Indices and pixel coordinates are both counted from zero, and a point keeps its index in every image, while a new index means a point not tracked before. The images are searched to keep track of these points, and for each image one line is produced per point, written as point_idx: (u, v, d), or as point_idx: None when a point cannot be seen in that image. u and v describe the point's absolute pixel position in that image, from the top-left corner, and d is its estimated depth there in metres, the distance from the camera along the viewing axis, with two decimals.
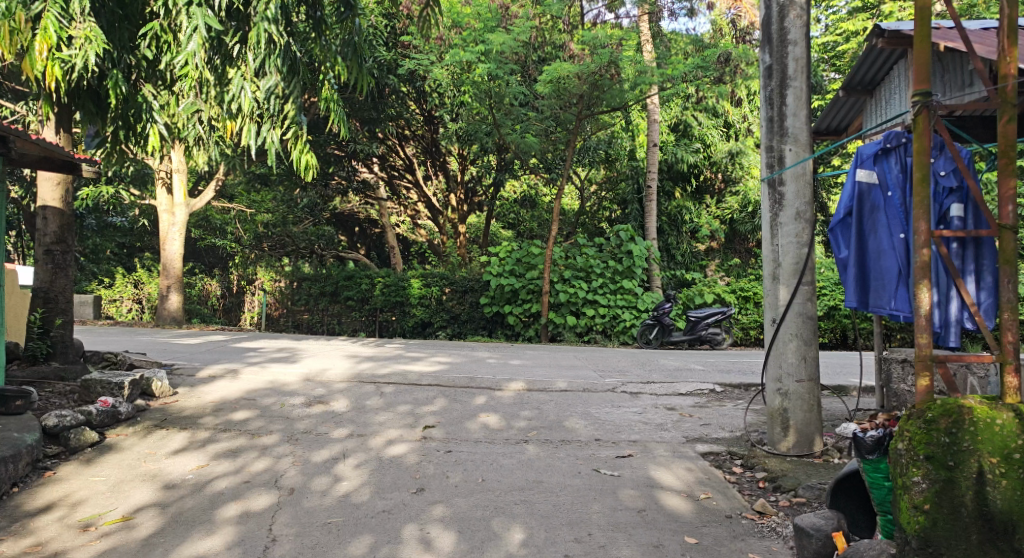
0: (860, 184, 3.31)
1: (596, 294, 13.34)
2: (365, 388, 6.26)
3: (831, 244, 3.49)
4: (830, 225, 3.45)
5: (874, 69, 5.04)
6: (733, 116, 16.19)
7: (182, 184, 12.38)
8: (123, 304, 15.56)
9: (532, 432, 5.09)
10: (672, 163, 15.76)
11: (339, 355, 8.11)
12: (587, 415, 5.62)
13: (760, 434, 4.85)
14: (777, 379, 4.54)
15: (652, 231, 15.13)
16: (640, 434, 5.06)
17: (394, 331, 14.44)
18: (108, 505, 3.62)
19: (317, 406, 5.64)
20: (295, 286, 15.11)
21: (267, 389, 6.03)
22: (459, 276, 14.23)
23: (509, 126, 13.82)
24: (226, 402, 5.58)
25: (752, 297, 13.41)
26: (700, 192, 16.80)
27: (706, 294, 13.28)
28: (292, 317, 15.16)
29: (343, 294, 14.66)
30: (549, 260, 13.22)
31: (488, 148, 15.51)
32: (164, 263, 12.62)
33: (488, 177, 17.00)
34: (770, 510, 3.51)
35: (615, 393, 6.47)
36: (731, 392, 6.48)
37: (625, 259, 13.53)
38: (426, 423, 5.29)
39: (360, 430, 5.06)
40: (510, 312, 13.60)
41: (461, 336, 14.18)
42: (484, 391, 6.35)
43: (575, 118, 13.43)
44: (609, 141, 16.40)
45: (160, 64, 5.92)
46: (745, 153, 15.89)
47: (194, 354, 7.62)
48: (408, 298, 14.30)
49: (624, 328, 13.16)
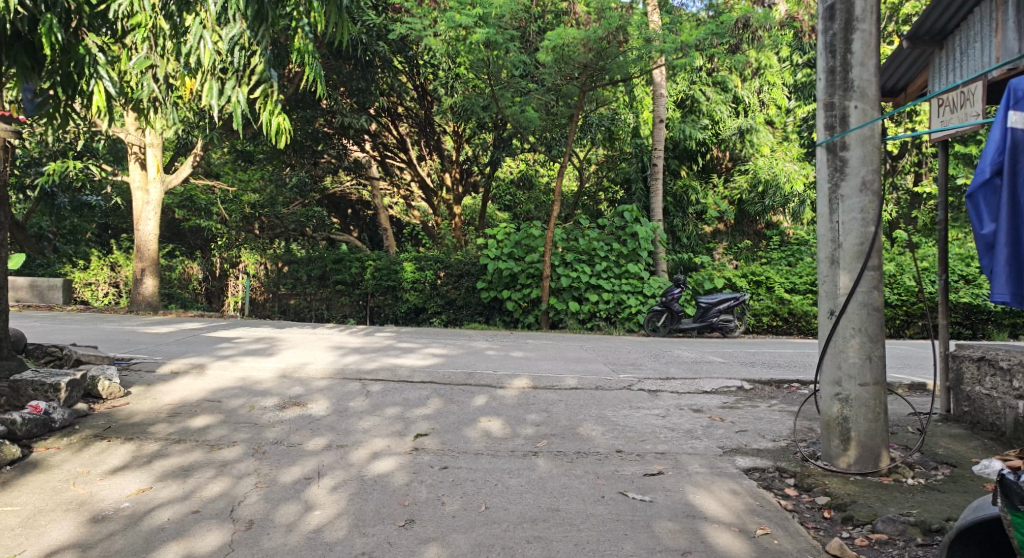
0: (1017, 132, 2.85)
1: (600, 279, 12.63)
2: (349, 387, 5.51)
3: (971, 217, 3.04)
4: (970, 191, 3.01)
5: (948, 16, 4.26)
6: (742, 91, 15.28)
7: (155, 158, 11.48)
8: (98, 288, 14.66)
9: (541, 442, 4.36)
10: (679, 140, 14.92)
11: (323, 347, 7.36)
12: (603, 419, 4.89)
13: (810, 445, 4.11)
14: (835, 382, 3.78)
15: (658, 212, 14.39)
16: (668, 444, 4.34)
17: (386, 317, 13.68)
18: (13, 547, 2.86)
19: (292, 409, 4.89)
20: (281, 269, 14.24)
21: (236, 389, 5.27)
22: (454, 260, 13.49)
23: (507, 99, 12.99)
24: (185, 405, 4.82)
25: (764, 281, 12.55)
26: (706, 171, 16.09)
27: (716, 278, 12.49)
28: (280, 302, 14.31)
29: (331, 279, 13.87)
30: (550, 241, 12.47)
31: (485, 123, 14.65)
32: (138, 244, 11.76)
33: (485, 156, 16.14)
34: (849, 554, 2.78)
35: (632, 392, 5.75)
36: (762, 391, 5.76)
37: (629, 241, 12.81)
38: (417, 431, 4.55)
39: (340, 440, 4.32)
40: (509, 297, 12.88)
41: (457, 323, 13.46)
42: (484, 390, 5.61)
43: (578, 90, 12.62)
44: (613, 117, 15.44)
45: (107, 9, 5.09)
46: (755, 130, 15.00)
47: (159, 346, 6.83)
48: (400, 283, 13.51)
49: (629, 314, 12.50)
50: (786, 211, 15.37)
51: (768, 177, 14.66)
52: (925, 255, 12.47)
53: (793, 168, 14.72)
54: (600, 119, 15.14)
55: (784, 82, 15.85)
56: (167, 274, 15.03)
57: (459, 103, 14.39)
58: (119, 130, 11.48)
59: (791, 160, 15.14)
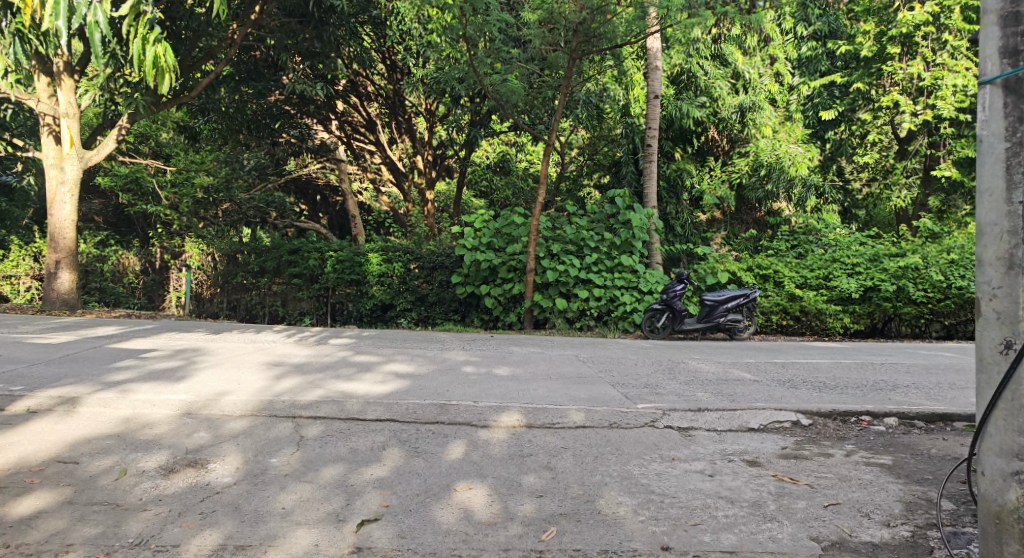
0: None
1: (591, 273, 11.26)
2: (276, 430, 4.01)
3: None
4: None
5: None
6: (743, 65, 13.86)
7: (69, 130, 9.39)
8: (20, 282, 12.74)
9: (548, 533, 2.91)
10: (675, 119, 13.54)
11: (257, 362, 5.83)
12: (631, 484, 3.48)
13: (956, 543, 2.75)
14: (1015, 453, 2.41)
15: (652, 198, 13.05)
16: (738, 531, 2.94)
17: (348, 315, 12.14)
18: None
19: (184, 473, 3.34)
20: (230, 261, 12.48)
21: (110, 437, 3.70)
22: (426, 251, 11.99)
23: (487, 64, 11.34)
24: (21, 471, 3.23)
25: (772, 276, 11.30)
26: (701, 154, 14.81)
27: (720, 272, 11.17)
28: (228, 297, 12.52)
29: (286, 272, 12.16)
30: (535, 231, 11.03)
31: (462, 96, 13.02)
32: (51, 231, 9.66)
33: (461, 135, 14.49)
34: None
35: (658, 432, 4.38)
36: (825, 429, 4.46)
37: (622, 230, 11.41)
38: (363, 513, 3.06)
39: (240, 536, 2.77)
40: (488, 293, 11.46)
41: (429, 321, 12.01)
42: (462, 434, 4.18)
43: (566, 58, 11.12)
44: (602, 93, 13.81)
45: None
46: (758, 107, 13.72)
47: (33, 365, 5.18)
48: (365, 277, 11.93)
49: (623, 313, 11.16)
50: (790, 197, 14.07)
51: (771, 159, 13.48)
52: (950, 247, 11.45)
53: (798, 150, 13.61)
54: (587, 96, 13.50)
55: (787, 57, 14.53)
56: (99, 266, 13.12)
57: (433, 74, 12.82)
58: (27, 97, 9.50)
59: (795, 142, 13.98)
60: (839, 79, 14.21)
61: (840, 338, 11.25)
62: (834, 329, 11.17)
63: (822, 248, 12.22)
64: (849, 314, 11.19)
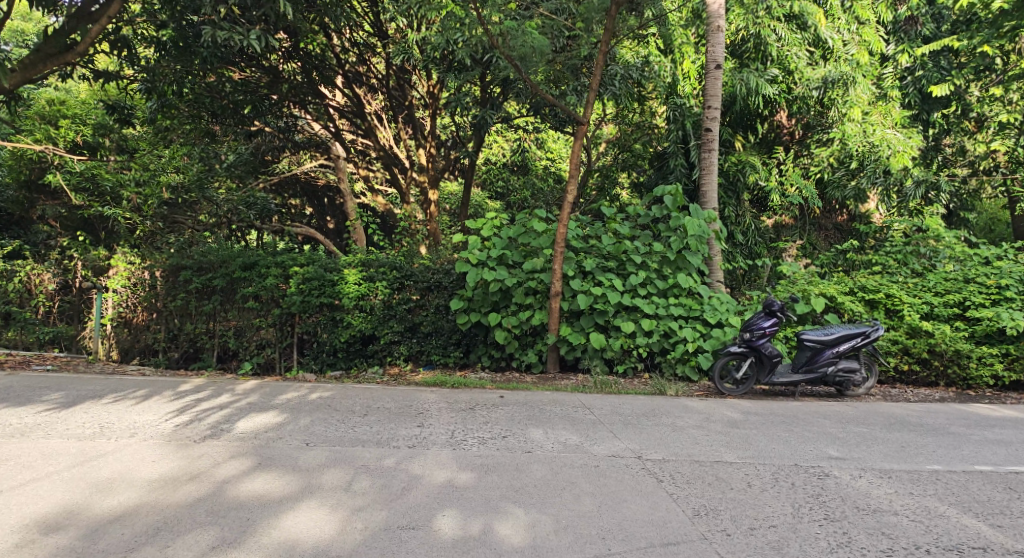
0: None
1: (636, 297, 8.28)
2: None
3: None
4: None
5: None
6: (827, 29, 10.80)
7: None
8: None
9: None
10: (740, 97, 10.43)
11: (18, 519, 2.88)
12: None
13: None
14: None
15: (712, 197, 9.99)
16: None
17: (320, 350, 9.23)
18: None
19: None
20: (167, 279, 9.60)
21: None
22: (418, 266, 9.14)
23: (497, 6, 8.24)
24: None
25: (885, 302, 8.32)
26: (767, 144, 11.84)
27: (815, 297, 8.21)
28: (168, 324, 9.58)
29: (238, 295, 9.26)
30: (560, 242, 8.17)
31: (466, 64, 10.01)
32: None
33: (467, 119, 11.54)
34: None
35: None
36: None
37: (673, 239, 8.42)
38: None
39: None
40: (498, 324, 8.50)
41: (422, 358, 9.14)
42: None
43: (608, 4, 8.01)
44: (644, 65, 10.83)
45: None
46: (849, 80, 10.58)
47: None
48: (338, 300, 9.03)
49: (682, 355, 8.15)
50: (887, 196, 11.06)
51: (862, 148, 10.50)
52: None
53: (898, 136, 10.51)
54: (626, 69, 10.50)
55: (879, 20, 11.44)
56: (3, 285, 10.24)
57: (431, 38, 9.89)
58: None
59: (893, 126, 10.92)
60: (953, 44, 11.04)
61: (991, 392, 8.08)
62: (979, 379, 8.04)
63: (949, 263, 9.11)
64: (1002, 359, 8.02)
